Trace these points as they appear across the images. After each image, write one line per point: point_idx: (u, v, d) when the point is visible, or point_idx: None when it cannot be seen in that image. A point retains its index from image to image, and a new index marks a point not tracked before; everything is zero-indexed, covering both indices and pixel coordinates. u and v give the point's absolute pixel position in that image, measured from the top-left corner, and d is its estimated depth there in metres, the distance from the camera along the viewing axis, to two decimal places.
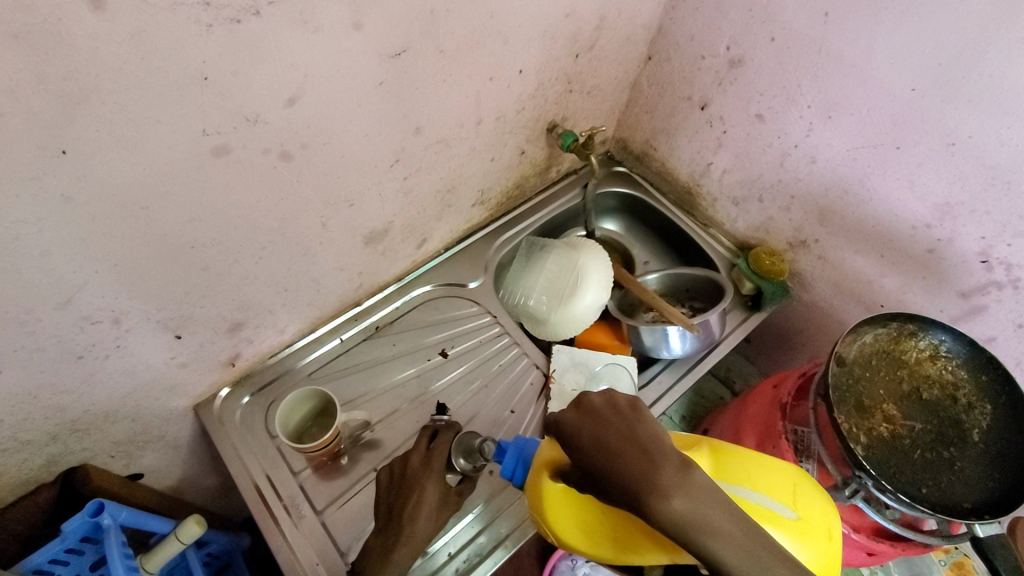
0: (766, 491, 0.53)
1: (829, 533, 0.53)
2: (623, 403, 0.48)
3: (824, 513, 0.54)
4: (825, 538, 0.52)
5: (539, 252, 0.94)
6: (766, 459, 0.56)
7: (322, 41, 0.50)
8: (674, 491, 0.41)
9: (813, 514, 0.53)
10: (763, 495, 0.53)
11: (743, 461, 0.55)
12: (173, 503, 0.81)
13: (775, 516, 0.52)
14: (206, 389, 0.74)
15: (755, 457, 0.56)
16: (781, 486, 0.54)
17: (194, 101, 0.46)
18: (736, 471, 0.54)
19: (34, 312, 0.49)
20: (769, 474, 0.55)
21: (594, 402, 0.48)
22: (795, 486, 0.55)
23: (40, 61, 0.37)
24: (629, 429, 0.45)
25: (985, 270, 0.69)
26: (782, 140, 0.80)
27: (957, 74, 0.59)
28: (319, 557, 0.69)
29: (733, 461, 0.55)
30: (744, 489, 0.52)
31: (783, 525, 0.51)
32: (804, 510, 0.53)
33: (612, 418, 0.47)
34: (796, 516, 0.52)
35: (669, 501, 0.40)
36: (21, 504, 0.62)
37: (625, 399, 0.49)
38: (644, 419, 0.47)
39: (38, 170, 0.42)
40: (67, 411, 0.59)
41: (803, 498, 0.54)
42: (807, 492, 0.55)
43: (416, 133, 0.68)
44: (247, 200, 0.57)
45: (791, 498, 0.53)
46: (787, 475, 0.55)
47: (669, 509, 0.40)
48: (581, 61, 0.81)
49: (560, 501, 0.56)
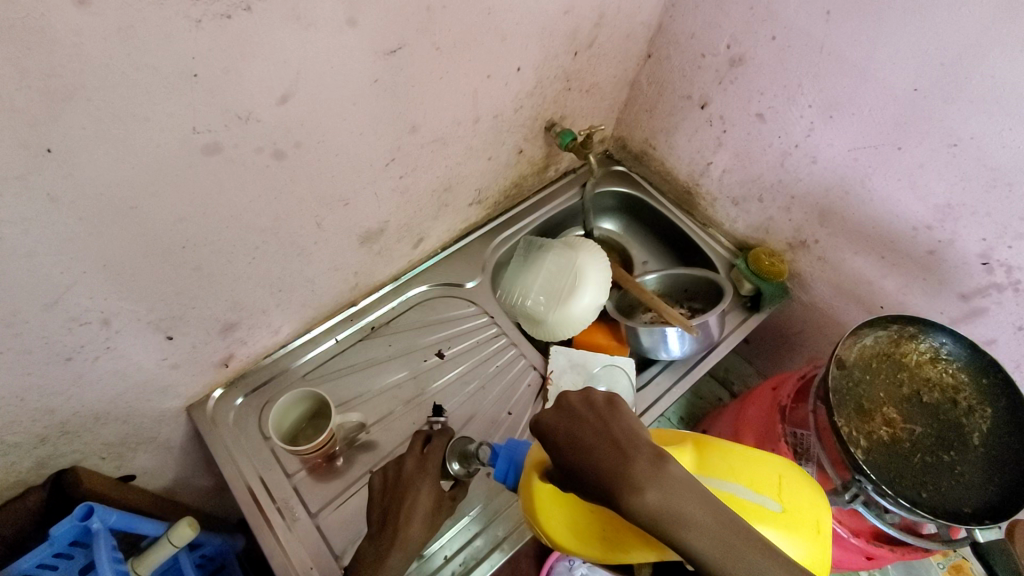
0: (749, 484, 0.52)
1: (817, 525, 0.52)
2: (600, 399, 0.50)
3: (812, 506, 0.53)
4: (814, 531, 0.51)
5: (537, 252, 0.93)
6: (750, 451, 0.56)
7: (315, 37, 0.49)
8: (647, 484, 0.41)
9: (800, 506, 0.52)
10: (747, 489, 0.52)
11: (726, 454, 0.54)
12: (165, 504, 0.80)
13: (760, 509, 0.51)
14: (199, 390, 0.73)
15: (739, 449, 0.55)
16: (765, 478, 0.53)
17: (183, 98, 0.45)
18: (717, 465, 0.53)
19: (21, 314, 0.48)
20: (753, 465, 0.54)
21: (571, 400, 0.50)
22: (781, 477, 0.54)
23: (23, 57, 0.36)
24: (603, 424, 0.47)
25: (986, 272, 0.68)
26: (782, 140, 0.79)
27: (959, 75, 0.58)
28: (313, 561, 0.68)
29: (715, 456, 0.54)
30: (726, 484, 0.52)
31: (768, 518, 0.51)
32: (790, 502, 0.52)
33: (586, 414, 0.48)
34: (782, 508, 0.52)
35: (642, 495, 0.41)
36: (10, 507, 0.62)
37: (602, 395, 0.50)
38: (619, 415, 0.48)
39: (22, 170, 0.40)
40: (56, 413, 0.58)
41: (789, 489, 0.53)
42: (794, 483, 0.54)
43: (412, 132, 0.67)
44: (239, 198, 0.56)
45: (775, 491, 0.53)
46: (773, 466, 0.55)
47: (643, 503, 0.41)
48: (580, 59, 0.80)
49: (550, 501, 0.55)
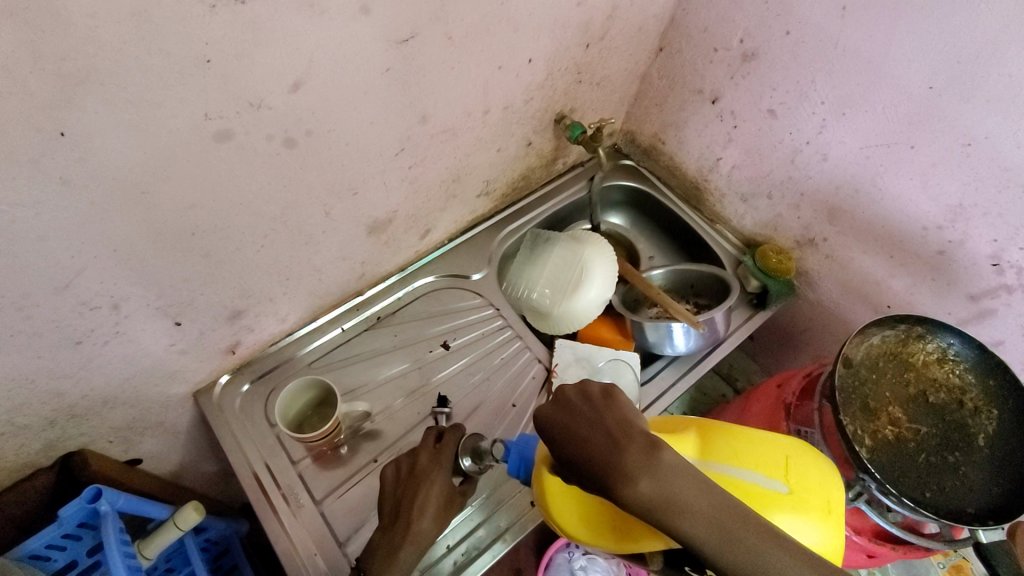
0: (755, 468, 0.52)
1: (827, 505, 0.52)
2: (595, 392, 0.50)
3: (821, 485, 0.53)
4: (824, 511, 0.52)
5: (544, 244, 0.93)
6: (756, 432, 0.56)
7: (328, 24, 0.49)
8: (639, 474, 0.42)
9: (807, 487, 0.53)
10: (753, 473, 0.52)
11: (729, 437, 0.54)
12: (171, 489, 0.81)
13: (765, 493, 0.51)
14: (206, 376, 0.74)
15: (743, 431, 0.55)
16: (771, 460, 0.53)
17: (196, 84, 0.45)
18: (722, 449, 0.53)
19: (32, 297, 0.48)
20: (759, 448, 0.54)
21: (568, 395, 0.50)
22: (787, 458, 0.54)
23: (38, 40, 0.36)
24: (598, 416, 0.47)
25: (996, 273, 0.68)
26: (794, 136, 0.79)
27: (976, 73, 0.58)
28: (317, 548, 0.69)
29: (720, 440, 0.54)
30: (730, 469, 0.52)
31: (773, 502, 0.51)
32: (798, 483, 0.53)
33: (582, 407, 0.48)
34: (789, 490, 0.52)
35: (635, 486, 0.41)
36: (20, 487, 0.62)
37: (598, 388, 0.50)
38: (614, 406, 0.48)
39: (36, 153, 0.41)
40: (65, 396, 0.59)
41: (797, 469, 0.53)
42: (802, 463, 0.54)
43: (423, 122, 0.67)
44: (250, 185, 0.56)
45: (782, 472, 0.53)
46: (779, 447, 0.55)
47: (635, 494, 0.41)
48: (591, 51, 0.79)
49: (561, 496, 0.56)
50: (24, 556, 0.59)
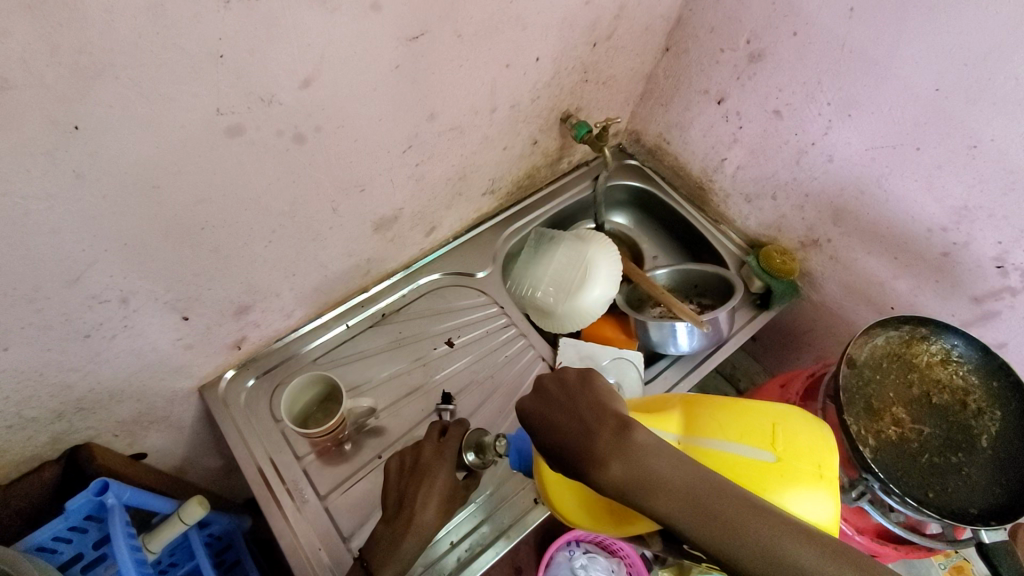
0: (740, 438, 0.52)
1: (817, 470, 0.51)
2: (584, 381, 0.52)
3: (811, 450, 0.52)
4: (814, 476, 0.51)
5: (548, 243, 0.93)
6: (744, 403, 0.56)
7: (339, 21, 0.49)
8: (616, 459, 0.44)
9: (796, 453, 0.52)
10: (736, 444, 0.52)
11: (714, 410, 0.55)
12: (173, 484, 0.81)
13: (752, 464, 0.51)
14: (211, 371, 0.74)
15: (730, 403, 0.56)
16: (758, 430, 0.53)
17: (208, 79, 0.45)
18: (705, 424, 0.54)
19: (42, 290, 0.49)
20: (746, 419, 0.54)
21: (557, 388, 0.52)
22: (775, 425, 0.53)
23: (54, 33, 0.36)
24: (583, 406, 0.50)
25: (1000, 276, 0.68)
26: (799, 137, 0.79)
27: (982, 75, 0.58)
28: (321, 542, 0.69)
29: (705, 414, 0.55)
30: (713, 441, 0.53)
31: (760, 473, 0.51)
32: (787, 451, 0.52)
33: (573, 403, 0.50)
34: (776, 458, 0.51)
35: (617, 472, 0.43)
36: (26, 479, 0.63)
37: (585, 377, 0.53)
38: (602, 395, 0.51)
39: (50, 146, 0.41)
40: (73, 389, 0.59)
41: (785, 435, 0.53)
42: (790, 429, 0.53)
43: (430, 120, 0.67)
44: (260, 181, 0.56)
45: (770, 441, 0.52)
46: (767, 415, 0.54)
47: (618, 479, 0.43)
48: (598, 50, 0.79)
49: (559, 487, 0.57)
50: (30, 548, 0.59)
